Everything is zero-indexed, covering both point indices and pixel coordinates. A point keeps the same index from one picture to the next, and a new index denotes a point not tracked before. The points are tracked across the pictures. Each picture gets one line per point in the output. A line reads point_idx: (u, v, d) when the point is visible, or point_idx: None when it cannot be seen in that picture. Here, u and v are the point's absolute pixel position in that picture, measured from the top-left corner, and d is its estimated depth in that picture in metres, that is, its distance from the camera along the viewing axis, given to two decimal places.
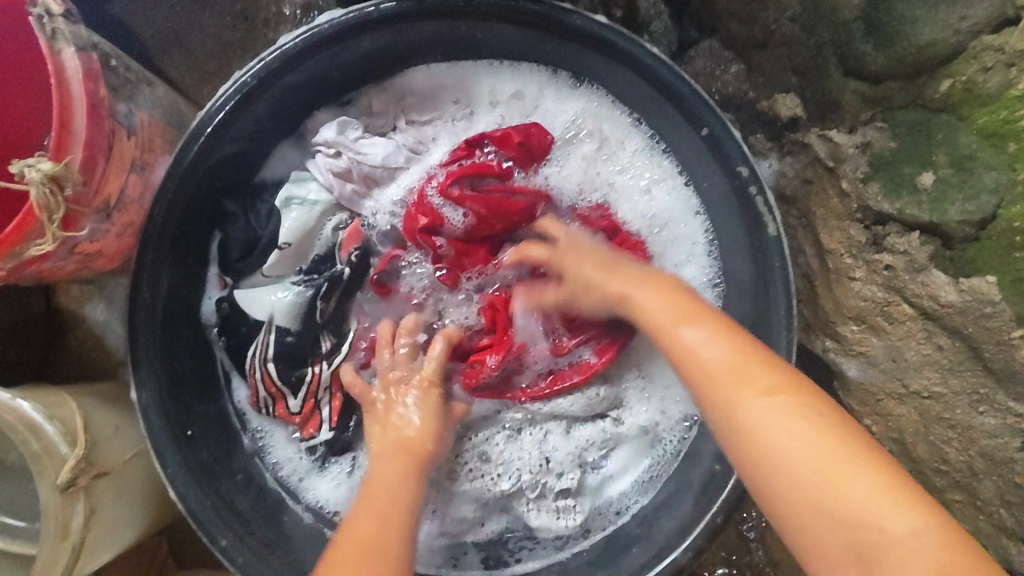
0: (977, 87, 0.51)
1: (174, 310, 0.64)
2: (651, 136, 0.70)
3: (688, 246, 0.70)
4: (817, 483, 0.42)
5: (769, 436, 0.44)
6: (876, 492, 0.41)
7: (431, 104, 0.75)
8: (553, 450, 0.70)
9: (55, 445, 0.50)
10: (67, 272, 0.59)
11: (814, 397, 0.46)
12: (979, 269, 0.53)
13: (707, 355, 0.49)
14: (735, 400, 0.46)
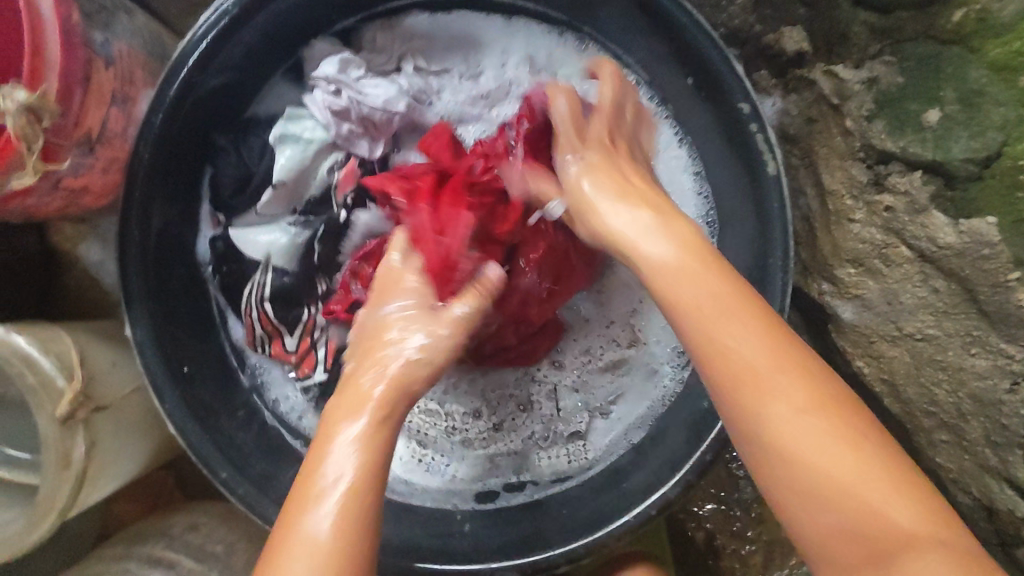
0: (991, 17, 0.49)
1: (167, 246, 0.63)
2: (654, 100, 0.69)
3: (689, 214, 0.69)
4: (746, 404, 0.40)
5: (739, 362, 0.41)
6: (794, 421, 0.39)
7: (440, 60, 0.72)
8: (564, 400, 0.72)
9: (52, 380, 0.51)
10: (54, 209, 0.58)
11: (791, 364, 0.40)
12: (979, 210, 0.52)
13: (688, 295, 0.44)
14: (766, 399, 0.39)
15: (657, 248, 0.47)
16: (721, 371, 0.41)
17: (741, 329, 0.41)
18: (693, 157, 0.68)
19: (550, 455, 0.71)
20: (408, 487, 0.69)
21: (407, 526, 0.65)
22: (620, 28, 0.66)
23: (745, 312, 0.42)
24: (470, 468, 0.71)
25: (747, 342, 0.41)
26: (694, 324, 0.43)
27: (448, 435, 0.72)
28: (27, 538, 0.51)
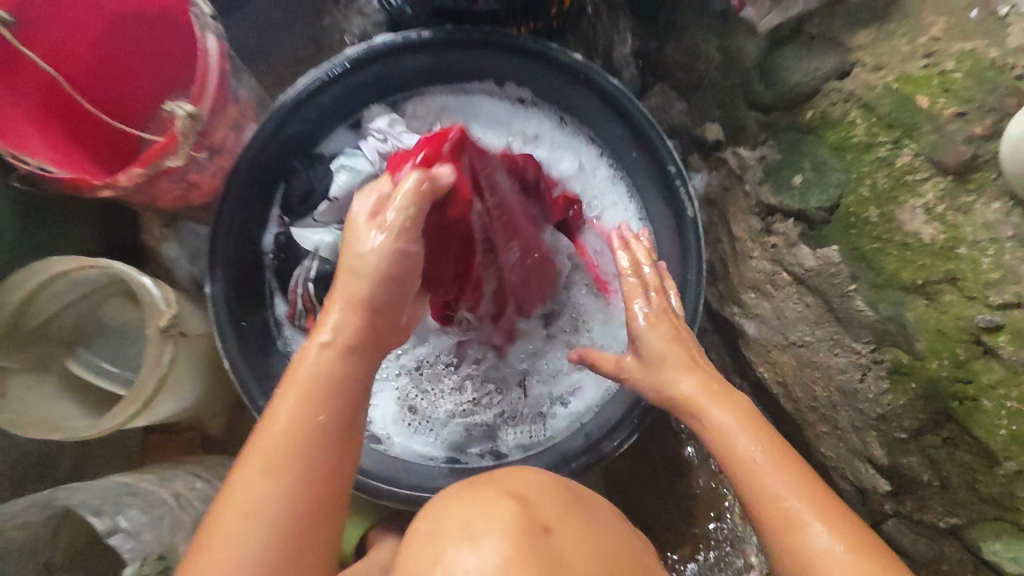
0: (829, 115, 0.74)
1: (243, 236, 0.84)
2: (613, 168, 0.94)
3: None
4: (754, 486, 0.58)
5: (744, 456, 0.60)
6: (787, 491, 0.57)
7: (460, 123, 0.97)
8: (531, 389, 0.90)
9: (157, 304, 0.71)
10: (173, 197, 0.80)
11: (791, 462, 0.59)
12: (827, 241, 0.75)
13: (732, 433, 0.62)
14: (768, 484, 0.58)
15: (713, 405, 0.64)
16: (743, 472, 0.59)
17: (752, 440, 0.61)
18: (638, 210, 0.92)
19: (516, 432, 0.87)
20: (396, 438, 0.87)
21: (389, 463, 0.82)
22: (593, 114, 0.90)
23: (760, 434, 0.61)
24: (445, 429, 0.88)
25: (754, 455, 0.60)
26: (723, 448, 0.62)
27: (434, 403, 0.89)
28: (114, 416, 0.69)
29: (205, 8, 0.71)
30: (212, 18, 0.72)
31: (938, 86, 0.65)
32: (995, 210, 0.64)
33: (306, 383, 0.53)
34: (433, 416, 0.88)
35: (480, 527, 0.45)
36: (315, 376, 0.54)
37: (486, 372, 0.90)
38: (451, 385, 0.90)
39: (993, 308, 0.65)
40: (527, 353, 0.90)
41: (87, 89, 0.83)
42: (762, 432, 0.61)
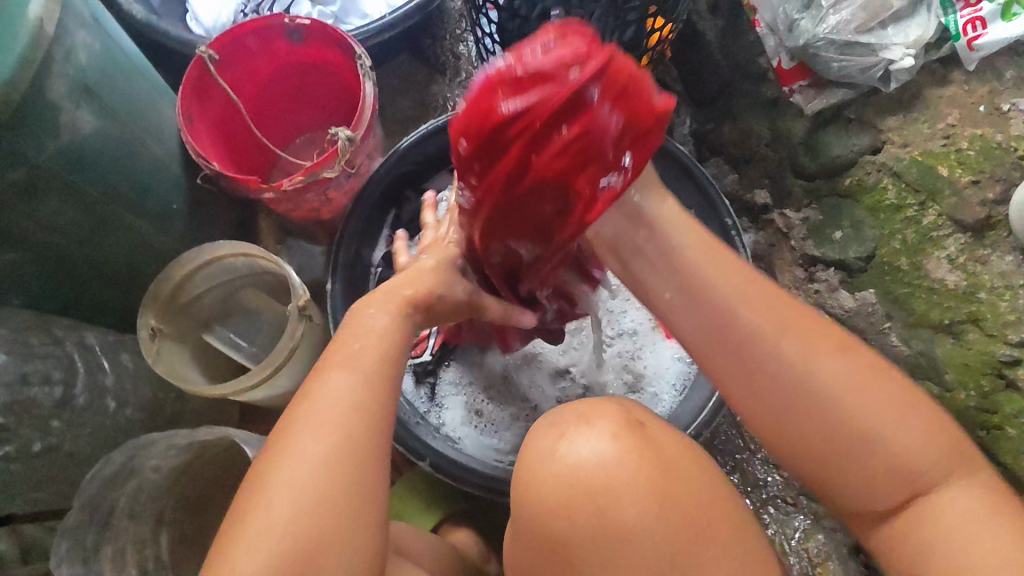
0: (865, 183, 0.89)
1: (355, 249, 0.99)
2: None
3: None
4: (854, 439, 0.51)
5: (846, 419, 0.51)
6: (903, 428, 0.51)
7: None
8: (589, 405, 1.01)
9: (297, 287, 0.85)
10: (312, 207, 0.98)
11: (897, 392, 0.52)
12: (865, 285, 0.88)
13: (823, 378, 0.52)
14: (872, 433, 0.51)
15: (793, 350, 0.52)
16: (794, 391, 0.52)
17: (840, 363, 0.52)
18: None
19: None
20: (467, 439, 0.97)
21: (461, 454, 0.91)
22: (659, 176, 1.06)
23: (871, 384, 0.52)
24: (508, 433, 0.98)
25: (832, 387, 0.52)
26: (801, 402, 0.52)
27: (501, 411, 1.00)
28: (252, 378, 0.81)
29: (368, 61, 0.91)
30: (371, 70, 0.92)
31: (955, 160, 0.82)
32: (1008, 261, 0.77)
33: (328, 412, 0.53)
34: (500, 422, 0.99)
35: (591, 415, 0.56)
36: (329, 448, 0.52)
37: (547, 385, 1.02)
38: (516, 396, 1.01)
39: (1011, 344, 0.75)
40: (586, 372, 1.02)
41: (257, 115, 1.05)
42: (873, 369, 0.52)
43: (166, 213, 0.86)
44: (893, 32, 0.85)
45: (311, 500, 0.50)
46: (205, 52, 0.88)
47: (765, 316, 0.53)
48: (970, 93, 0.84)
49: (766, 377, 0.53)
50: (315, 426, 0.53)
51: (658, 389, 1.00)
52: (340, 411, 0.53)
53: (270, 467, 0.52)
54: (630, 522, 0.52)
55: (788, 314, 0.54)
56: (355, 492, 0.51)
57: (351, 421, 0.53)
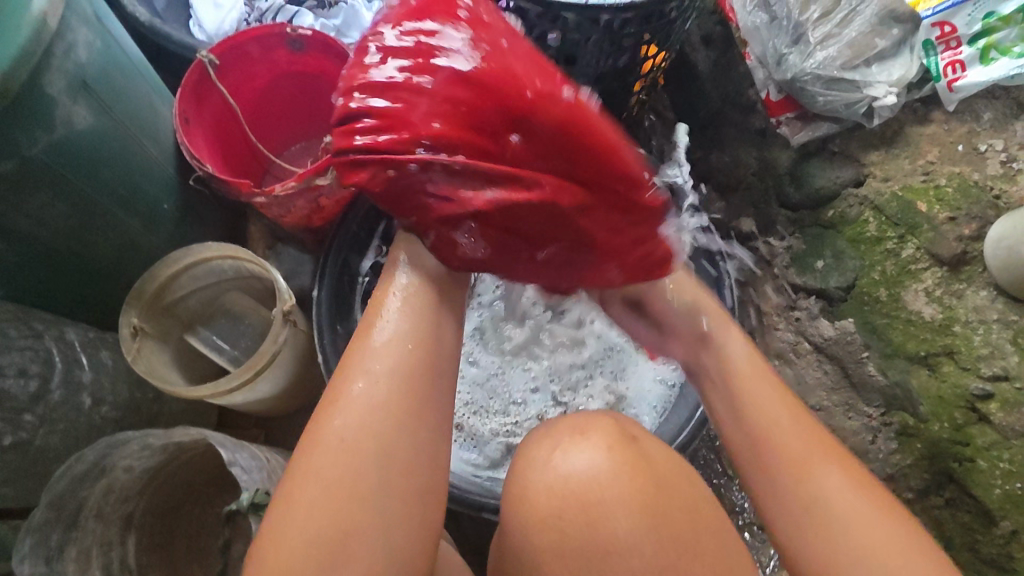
0: (846, 216, 0.90)
1: (342, 258, 0.99)
2: None
3: None
4: (813, 530, 0.54)
5: (822, 520, 0.54)
6: (868, 537, 0.52)
7: None
8: None
9: (282, 291, 0.85)
10: (303, 213, 0.99)
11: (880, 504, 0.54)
12: (843, 314, 0.89)
13: (810, 471, 0.55)
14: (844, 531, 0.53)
15: (785, 439, 0.57)
16: (812, 500, 0.54)
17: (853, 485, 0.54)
18: None
19: None
20: None
21: None
22: None
23: (854, 486, 0.54)
24: (489, 448, 0.98)
25: (827, 485, 0.54)
26: (763, 486, 0.57)
27: (480, 427, 1.00)
28: (233, 381, 0.81)
29: None
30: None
31: (933, 196, 0.84)
32: (982, 296, 0.80)
33: (387, 363, 0.54)
34: (479, 437, 0.99)
35: (587, 429, 0.57)
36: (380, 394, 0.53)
37: (528, 403, 1.02)
38: (496, 412, 1.01)
39: (984, 378, 0.77)
40: (568, 392, 1.02)
41: (254, 125, 1.07)
42: (861, 478, 0.55)
43: (156, 213, 0.86)
44: (877, 71, 0.88)
45: (362, 446, 0.51)
46: (205, 56, 0.89)
47: (796, 429, 0.57)
48: (950, 132, 0.87)
49: (781, 476, 0.56)
50: (363, 378, 0.53)
51: (639, 410, 1.00)
52: (381, 365, 0.54)
53: (323, 416, 0.53)
54: (620, 535, 0.51)
55: (813, 429, 0.58)
56: (400, 446, 0.51)
57: (395, 382, 0.53)
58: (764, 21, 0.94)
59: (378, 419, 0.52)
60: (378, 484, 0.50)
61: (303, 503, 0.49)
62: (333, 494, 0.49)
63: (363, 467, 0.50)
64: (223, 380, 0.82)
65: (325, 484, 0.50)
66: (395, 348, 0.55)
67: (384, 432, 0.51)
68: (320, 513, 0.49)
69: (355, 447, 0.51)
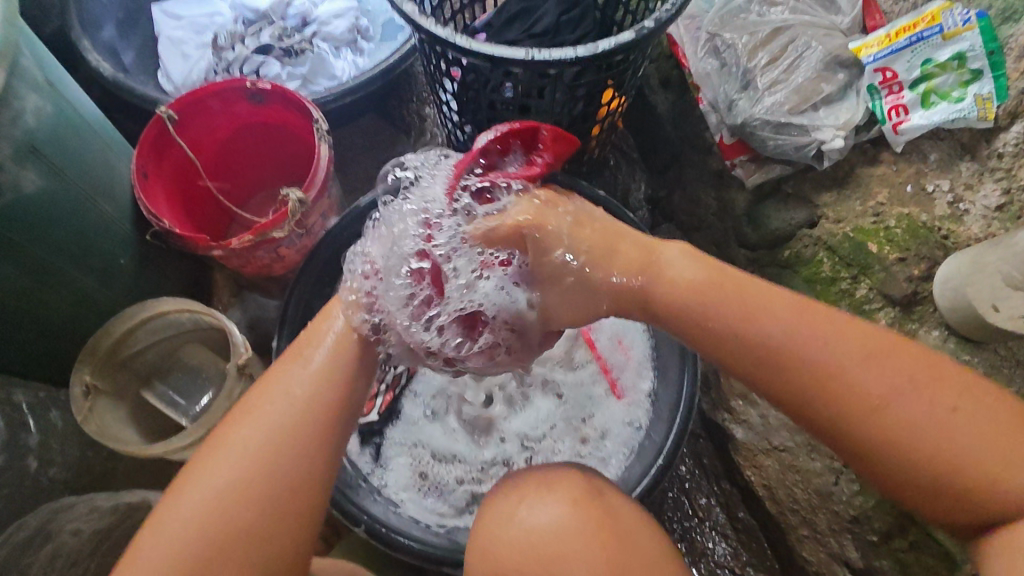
0: (802, 256, 0.92)
1: (303, 306, 0.99)
2: None
3: (639, 360, 1.04)
4: (955, 477, 0.52)
5: (958, 469, 0.51)
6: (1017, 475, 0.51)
7: None
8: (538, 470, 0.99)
9: (238, 345, 0.85)
10: (263, 263, 0.99)
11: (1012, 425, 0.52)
12: None
13: (927, 425, 0.52)
14: (990, 473, 0.51)
15: (902, 401, 0.52)
16: (864, 405, 0.53)
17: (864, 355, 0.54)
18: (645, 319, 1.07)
19: None
20: (409, 503, 0.95)
21: (398, 522, 0.90)
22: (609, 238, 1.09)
23: (981, 419, 0.52)
24: (453, 496, 0.96)
25: (954, 436, 0.51)
26: (885, 451, 0.53)
27: (446, 475, 0.98)
28: (186, 438, 0.80)
29: (323, 124, 0.94)
30: (327, 132, 0.94)
31: (883, 237, 0.85)
32: (934, 336, 0.80)
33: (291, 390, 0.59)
34: (444, 485, 0.97)
35: (553, 480, 0.57)
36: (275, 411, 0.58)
37: (493, 449, 1.01)
38: (461, 459, 1.00)
39: None
40: (534, 436, 1.01)
41: (216, 175, 1.07)
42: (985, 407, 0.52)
43: (111, 268, 0.86)
44: (824, 115, 0.89)
45: (245, 460, 0.55)
46: (164, 112, 0.90)
47: (763, 307, 0.57)
48: (898, 172, 0.88)
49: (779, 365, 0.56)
50: (254, 422, 0.57)
51: (606, 454, 0.99)
52: (288, 406, 0.58)
53: (227, 430, 0.57)
54: None
55: (799, 304, 0.57)
56: (279, 487, 0.55)
57: (284, 431, 0.57)
58: (715, 68, 0.97)
59: (267, 439, 0.56)
60: (262, 503, 0.54)
61: (189, 512, 0.53)
62: (209, 504, 0.53)
63: (239, 505, 0.54)
64: (177, 436, 0.81)
65: (207, 492, 0.54)
66: (299, 380, 0.60)
67: (264, 451, 0.56)
68: (195, 537, 0.53)
69: (239, 464, 0.55)
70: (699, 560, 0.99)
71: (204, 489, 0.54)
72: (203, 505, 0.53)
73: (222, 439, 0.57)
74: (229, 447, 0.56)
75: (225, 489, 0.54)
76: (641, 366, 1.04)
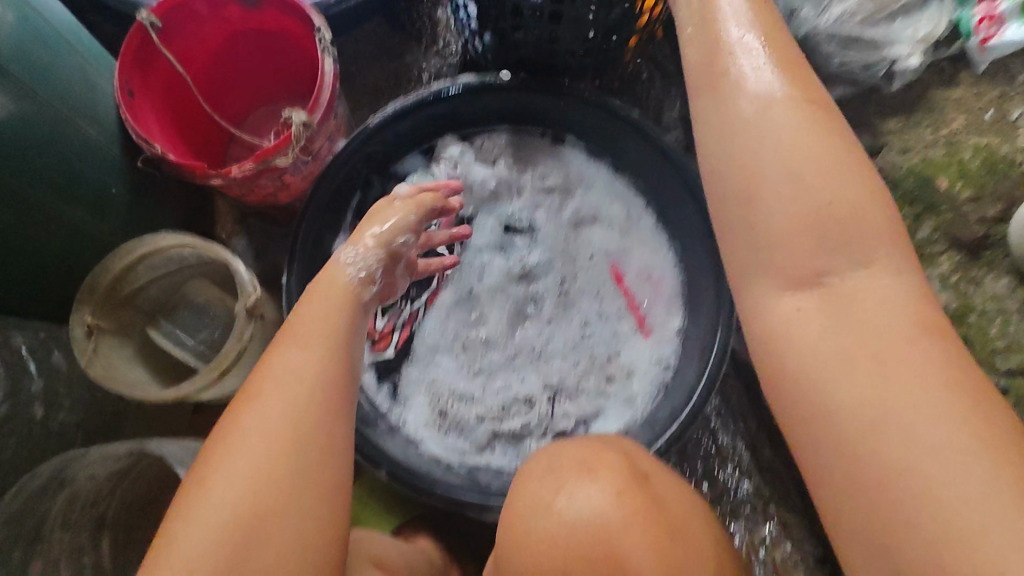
0: None
1: (317, 235, 0.93)
2: (658, 220, 1.02)
3: (669, 297, 0.99)
4: (865, 394, 0.46)
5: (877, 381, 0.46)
6: (938, 419, 0.44)
7: (523, 158, 1.06)
8: (562, 410, 0.96)
9: (246, 284, 0.79)
10: (266, 191, 0.91)
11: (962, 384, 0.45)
12: None
13: (873, 323, 0.47)
14: (899, 406, 0.45)
15: (851, 277, 0.48)
16: (820, 248, 0.49)
17: (930, 345, 0.46)
18: (676, 256, 1.00)
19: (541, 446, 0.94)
20: (430, 441, 0.94)
21: (420, 466, 0.88)
22: (641, 165, 1.01)
23: (927, 344, 0.46)
24: (475, 435, 0.94)
25: (883, 326, 0.47)
26: (810, 326, 0.49)
27: (467, 415, 0.95)
28: (196, 384, 0.75)
29: (327, 36, 0.83)
30: (331, 44, 0.84)
31: (957, 171, 0.76)
32: (1002, 285, 0.73)
33: (297, 369, 0.57)
34: (465, 424, 0.95)
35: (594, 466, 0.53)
36: (287, 390, 0.56)
37: (516, 388, 0.97)
38: (482, 397, 0.97)
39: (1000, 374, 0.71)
40: (559, 374, 0.98)
41: (209, 92, 0.97)
42: (934, 342, 0.46)
43: (103, 198, 0.79)
44: (902, 26, 0.78)
45: (262, 444, 0.53)
46: (144, 18, 0.79)
47: (799, 146, 0.51)
48: (979, 96, 0.79)
49: (844, 254, 0.49)
50: (271, 404, 0.55)
51: (632, 394, 0.96)
52: (294, 381, 0.56)
53: (240, 413, 0.55)
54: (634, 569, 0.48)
55: (809, 131, 0.52)
56: (304, 470, 0.53)
57: (299, 409, 0.55)
58: None
59: (282, 415, 0.54)
60: (288, 486, 0.52)
61: (221, 506, 0.51)
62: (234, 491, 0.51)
63: (260, 489, 0.51)
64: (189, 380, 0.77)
65: (231, 479, 0.51)
66: (305, 355, 0.58)
67: (286, 423, 0.54)
68: (226, 526, 0.50)
69: (263, 446, 0.53)
70: (721, 499, 0.98)
71: (227, 475, 0.52)
72: (224, 492, 0.51)
73: (244, 418, 0.54)
74: (247, 432, 0.53)
75: (251, 474, 0.52)
76: (672, 303, 0.99)
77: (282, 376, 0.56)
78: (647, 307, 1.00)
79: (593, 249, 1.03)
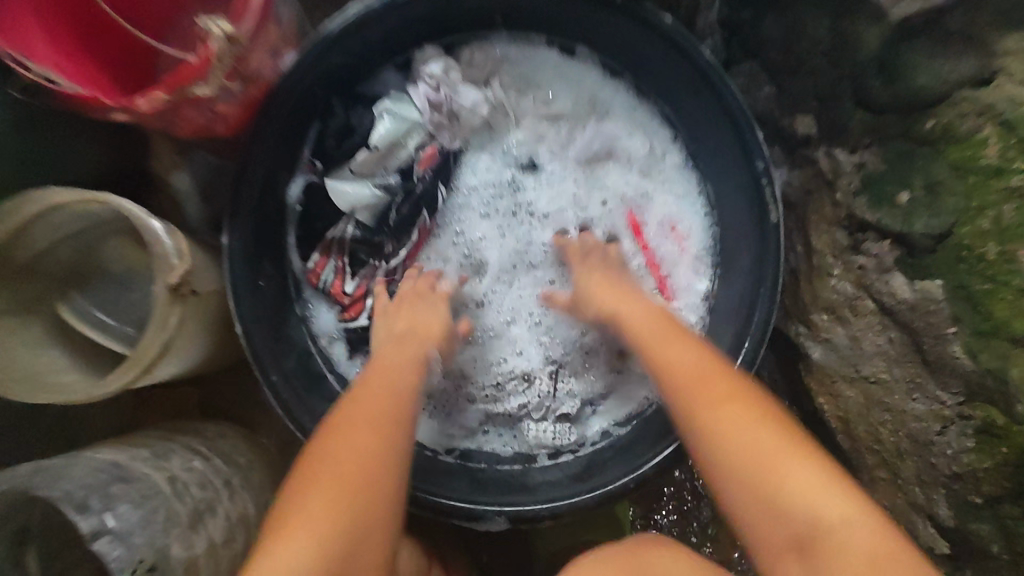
0: (954, 127, 0.63)
1: (269, 179, 0.75)
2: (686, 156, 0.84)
3: (694, 254, 0.83)
4: None
5: None
6: None
7: (521, 77, 0.86)
8: (564, 387, 0.83)
9: (168, 256, 0.61)
10: (193, 128, 0.68)
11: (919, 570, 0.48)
12: (932, 274, 0.65)
13: (833, 525, 0.50)
14: None
15: (814, 500, 0.52)
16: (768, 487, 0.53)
17: (862, 523, 0.50)
18: (707, 203, 0.82)
19: (540, 429, 0.82)
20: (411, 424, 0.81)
21: None
22: (669, 90, 0.81)
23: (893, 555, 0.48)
24: (463, 416, 0.82)
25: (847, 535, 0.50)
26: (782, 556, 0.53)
27: (455, 394, 0.82)
28: (112, 383, 0.60)
29: None
30: None
31: None
32: None
33: (333, 466, 0.56)
34: (452, 404, 0.82)
35: None
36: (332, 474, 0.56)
37: (511, 361, 0.82)
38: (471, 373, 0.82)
39: None
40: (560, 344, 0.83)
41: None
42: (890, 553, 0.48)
43: None
44: None
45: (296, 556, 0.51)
46: None
47: (751, 434, 0.55)
48: None
49: (777, 490, 0.53)
50: (311, 488, 0.55)
51: (648, 370, 0.82)
52: (340, 459, 0.57)
53: (277, 522, 0.54)
54: None
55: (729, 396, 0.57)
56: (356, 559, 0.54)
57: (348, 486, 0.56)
58: None
59: (315, 511, 0.54)
60: None
61: None
62: None
63: None
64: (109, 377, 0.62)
65: None
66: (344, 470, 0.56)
67: (331, 517, 0.54)
68: None
69: (305, 544, 0.52)
70: None
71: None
72: None
73: (292, 521, 0.53)
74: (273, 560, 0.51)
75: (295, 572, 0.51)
76: (698, 261, 0.83)
77: (313, 491, 0.55)
78: (668, 266, 0.84)
79: (605, 193, 0.85)
